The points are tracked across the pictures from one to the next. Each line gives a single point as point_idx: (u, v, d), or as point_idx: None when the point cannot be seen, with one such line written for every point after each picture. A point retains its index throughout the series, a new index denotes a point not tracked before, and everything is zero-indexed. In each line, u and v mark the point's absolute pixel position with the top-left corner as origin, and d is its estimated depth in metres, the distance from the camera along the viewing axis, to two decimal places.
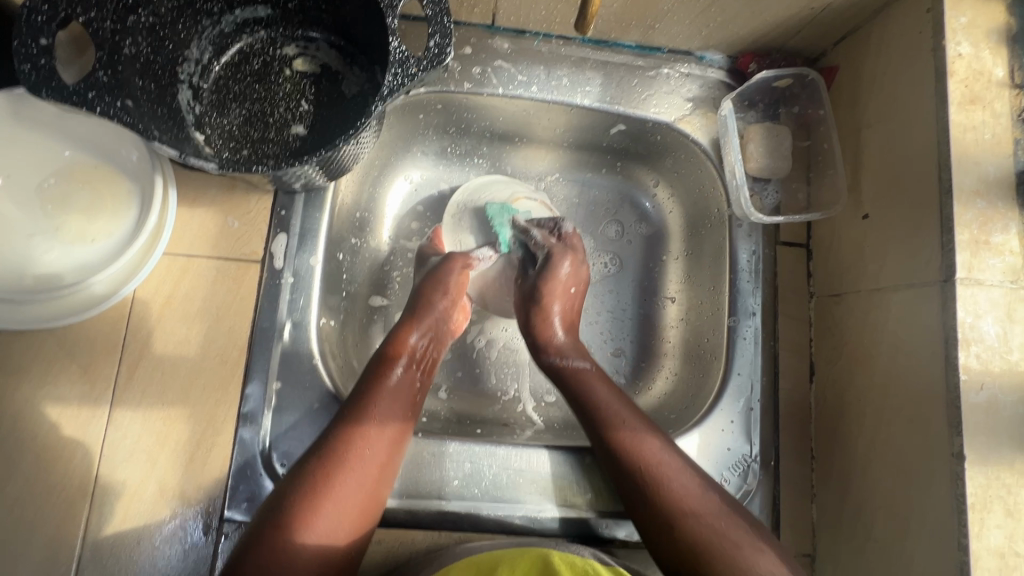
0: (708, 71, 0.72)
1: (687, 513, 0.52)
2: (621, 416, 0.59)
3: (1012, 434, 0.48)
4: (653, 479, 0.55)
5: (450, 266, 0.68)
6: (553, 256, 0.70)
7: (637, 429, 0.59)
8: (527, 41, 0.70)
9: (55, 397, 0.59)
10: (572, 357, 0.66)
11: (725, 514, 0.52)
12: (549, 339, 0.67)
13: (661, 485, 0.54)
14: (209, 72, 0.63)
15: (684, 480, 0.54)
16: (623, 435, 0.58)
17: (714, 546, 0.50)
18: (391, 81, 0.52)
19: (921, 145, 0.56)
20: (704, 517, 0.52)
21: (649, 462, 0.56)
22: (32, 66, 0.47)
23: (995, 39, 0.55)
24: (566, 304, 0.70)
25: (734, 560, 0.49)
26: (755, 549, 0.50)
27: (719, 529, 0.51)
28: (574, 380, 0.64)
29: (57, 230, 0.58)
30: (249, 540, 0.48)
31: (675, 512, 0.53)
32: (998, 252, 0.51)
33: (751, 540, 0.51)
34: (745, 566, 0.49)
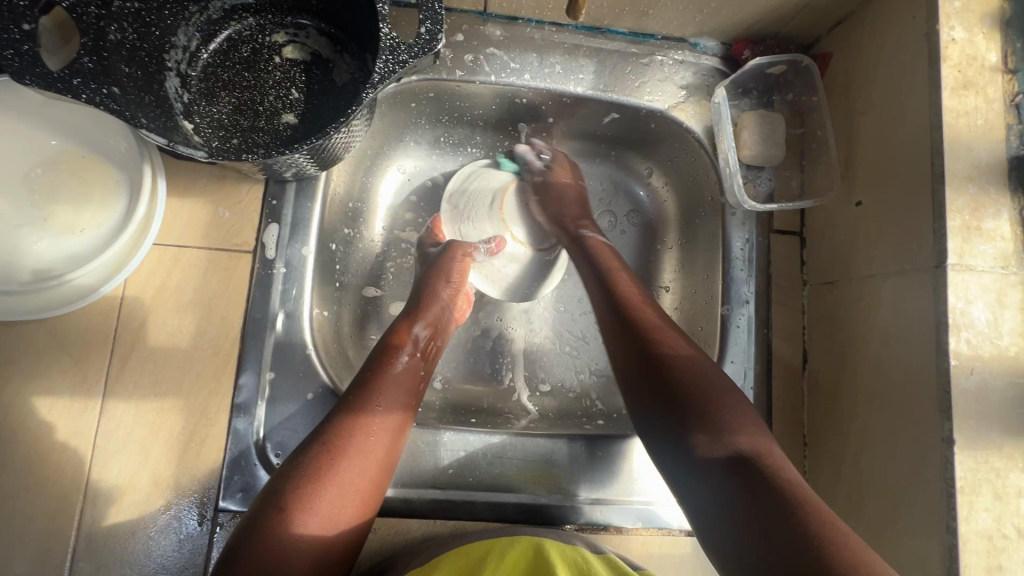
0: (703, 58, 0.71)
1: (682, 380, 0.52)
2: (632, 293, 0.61)
3: (1000, 418, 0.49)
4: (658, 344, 0.55)
5: (450, 258, 0.70)
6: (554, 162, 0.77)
7: (648, 309, 0.60)
8: (519, 28, 0.70)
9: (46, 389, 0.59)
10: (598, 234, 0.71)
11: (723, 385, 0.52)
12: (574, 217, 0.74)
13: (663, 353, 0.54)
14: (197, 59, 0.62)
15: (692, 357, 0.54)
16: (629, 300, 0.60)
17: (702, 408, 0.49)
18: (382, 68, 0.52)
19: (914, 130, 0.55)
20: (702, 386, 0.51)
21: (657, 333, 0.56)
22: (15, 52, 0.46)
23: (989, 24, 0.55)
24: (572, 195, 0.76)
25: (720, 425, 0.48)
26: (744, 422, 0.49)
27: (711, 397, 0.50)
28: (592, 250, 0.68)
29: (46, 221, 0.58)
30: (250, 523, 0.48)
31: (673, 372, 0.52)
32: (989, 238, 0.51)
33: (738, 408, 0.50)
34: (729, 433, 0.48)
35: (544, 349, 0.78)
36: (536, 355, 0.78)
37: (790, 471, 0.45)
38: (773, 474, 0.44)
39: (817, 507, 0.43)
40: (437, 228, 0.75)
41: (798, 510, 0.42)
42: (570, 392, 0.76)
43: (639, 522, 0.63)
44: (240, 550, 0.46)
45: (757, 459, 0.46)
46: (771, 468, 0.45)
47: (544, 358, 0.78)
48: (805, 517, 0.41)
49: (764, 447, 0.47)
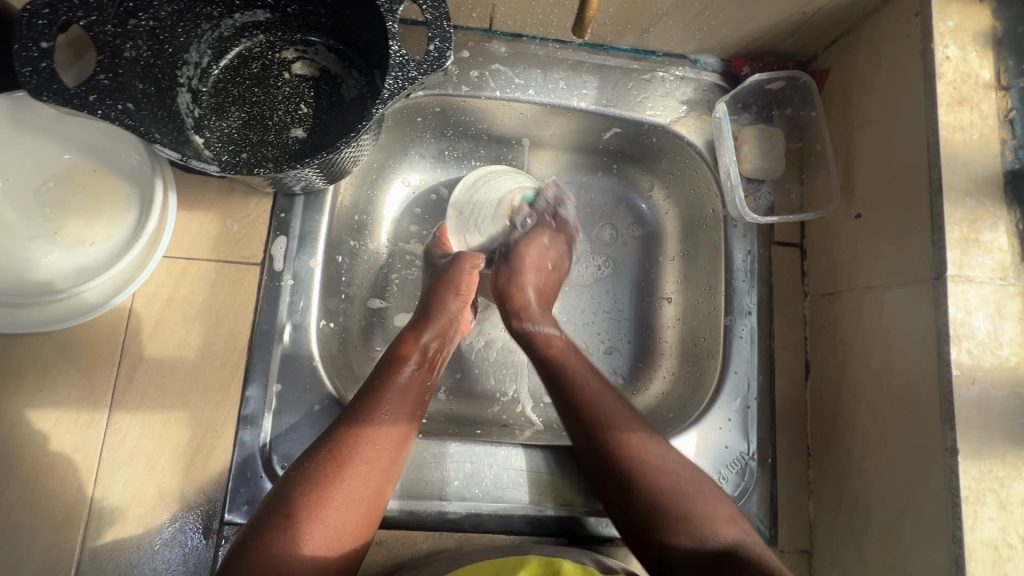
0: (703, 74, 0.73)
1: (642, 477, 0.53)
2: (592, 387, 0.60)
3: (1002, 427, 0.49)
4: (616, 440, 0.55)
5: (463, 266, 0.69)
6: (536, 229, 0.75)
7: (603, 390, 0.60)
8: (524, 44, 0.71)
9: (53, 402, 0.59)
10: (546, 324, 0.67)
11: (692, 479, 0.54)
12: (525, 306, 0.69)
13: (624, 460, 0.55)
14: (208, 75, 0.63)
15: (651, 441, 0.56)
16: (591, 394, 0.59)
17: (676, 507, 0.51)
18: (391, 85, 0.53)
19: (911, 145, 0.57)
20: (677, 492, 0.53)
21: (609, 416, 0.57)
22: (33, 69, 0.47)
23: (982, 42, 0.56)
24: (538, 277, 0.71)
25: (695, 524, 0.50)
26: (717, 511, 0.52)
27: (684, 497, 0.52)
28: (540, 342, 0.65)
29: (56, 234, 0.58)
30: (255, 531, 0.48)
31: (634, 478, 0.53)
32: (987, 250, 0.52)
33: (719, 514, 0.52)
34: (704, 527, 0.50)
35: None
36: None
37: (764, 554, 0.49)
38: (749, 563, 0.47)
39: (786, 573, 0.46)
40: (445, 238, 0.76)
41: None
42: None
43: None
44: (243, 557, 0.47)
45: (736, 552, 0.49)
46: (743, 559, 0.48)
47: None
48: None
49: (739, 535, 0.51)
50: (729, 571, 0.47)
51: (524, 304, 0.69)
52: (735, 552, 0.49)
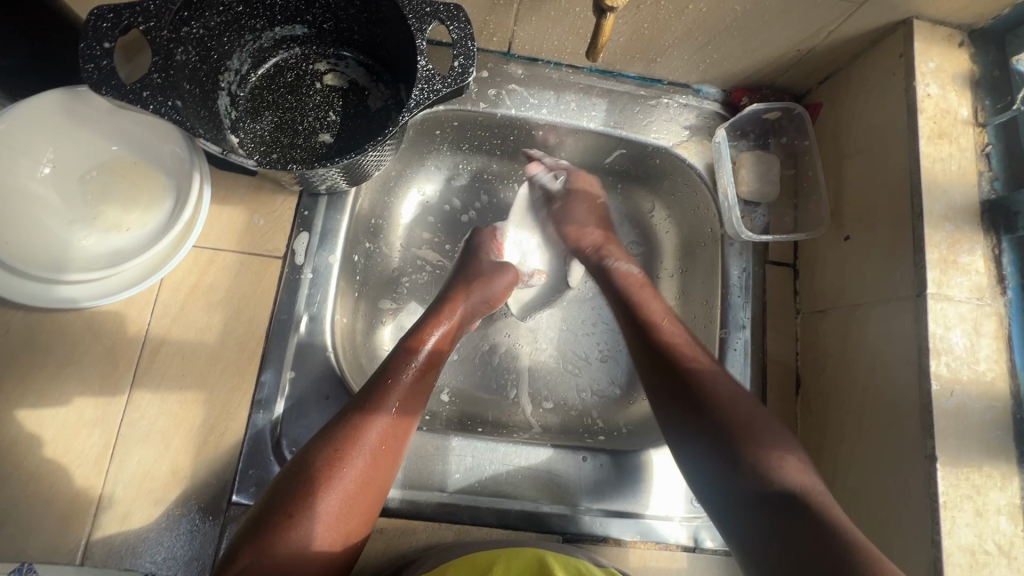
0: (704, 103, 0.78)
1: (719, 402, 0.56)
2: (677, 333, 0.64)
3: (978, 438, 0.52)
4: (707, 393, 0.57)
5: (507, 273, 0.76)
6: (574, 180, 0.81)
7: (676, 330, 0.65)
8: (539, 68, 0.76)
9: (78, 377, 0.62)
10: (622, 262, 0.75)
11: (764, 417, 0.55)
12: (600, 249, 0.77)
13: (704, 388, 0.57)
14: (246, 82, 0.69)
15: (730, 387, 0.57)
16: (668, 331, 0.64)
17: (739, 435, 0.53)
18: (417, 95, 0.57)
19: (896, 173, 0.61)
20: (741, 409, 0.55)
21: (704, 374, 0.59)
22: (95, 66, 0.51)
23: (960, 83, 0.62)
24: (597, 212, 0.82)
25: (764, 459, 0.51)
26: (788, 453, 0.52)
27: (750, 429, 0.53)
28: (622, 281, 0.72)
29: (95, 219, 0.62)
30: (258, 529, 0.49)
31: (706, 400, 0.56)
32: (964, 271, 0.56)
33: (784, 446, 0.53)
34: (776, 469, 0.51)
35: (547, 367, 0.81)
36: (541, 373, 0.81)
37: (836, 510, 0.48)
38: (818, 511, 0.47)
39: (864, 547, 0.44)
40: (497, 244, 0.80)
41: (841, 541, 0.44)
42: (572, 409, 0.79)
43: (636, 535, 0.65)
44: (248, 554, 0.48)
45: (803, 496, 0.48)
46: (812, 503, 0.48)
47: (548, 375, 0.81)
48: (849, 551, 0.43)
49: (811, 484, 0.50)
50: (786, 518, 0.47)
51: (597, 246, 0.78)
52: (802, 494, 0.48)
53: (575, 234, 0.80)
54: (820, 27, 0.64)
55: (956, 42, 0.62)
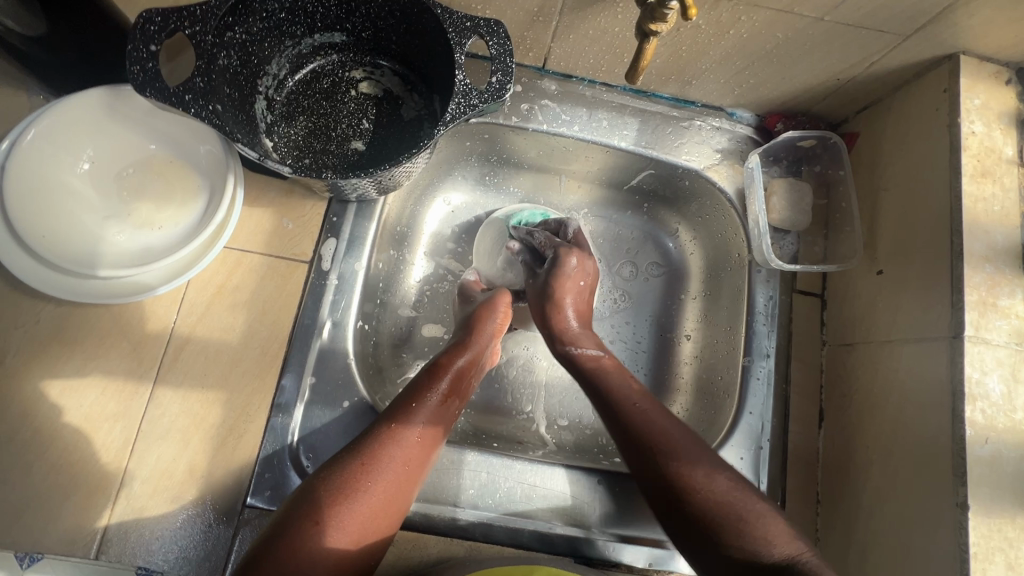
0: (737, 127, 0.77)
1: (700, 485, 0.52)
2: (651, 412, 0.59)
3: (1015, 489, 0.51)
4: (683, 469, 0.54)
5: (495, 309, 0.71)
6: (560, 255, 0.70)
7: (651, 411, 0.59)
8: (573, 85, 0.76)
9: (102, 372, 0.62)
10: (588, 346, 0.68)
11: (744, 494, 0.52)
12: (563, 330, 0.69)
13: (687, 471, 0.53)
14: (283, 86, 0.69)
15: (710, 468, 0.54)
16: (642, 415, 0.58)
17: (722, 512, 0.51)
18: (454, 109, 0.57)
19: (935, 210, 0.60)
20: (719, 494, 0.52)
21: (677, 452, 0.55)
22: (141, 68, 0.52)
23: (1006, 121, 0.60)
24: (577, 298, 0.71)
25: (750, 532, 0.49)
26: (771, 522, 0.50)
27: (734, 510, 0.50)
28: (586, 363, 0.66)
29: (129, 215, 0.63)
30: (282, 532, 0.48)
31: (691, 486, 0.53)
32: (1004, 315, 0.55)
33: (769, 519, 0.50)
34: (761, 541, 0.49)
35: (564, 384, 0.80)
36: (556, 390, 0.80)
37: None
38: None
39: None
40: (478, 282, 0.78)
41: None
42: (587, 428, 0.78)
43: (650, 563, 0.64)
44: (269, 554, 0.47)
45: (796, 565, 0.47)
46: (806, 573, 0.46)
47: (564, 393, 0.80)
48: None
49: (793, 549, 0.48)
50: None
51: (563, 326, 0.69)
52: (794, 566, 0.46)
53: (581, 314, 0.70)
54: (861, 58, 0.63)
55: (1003, 79, 0.61)
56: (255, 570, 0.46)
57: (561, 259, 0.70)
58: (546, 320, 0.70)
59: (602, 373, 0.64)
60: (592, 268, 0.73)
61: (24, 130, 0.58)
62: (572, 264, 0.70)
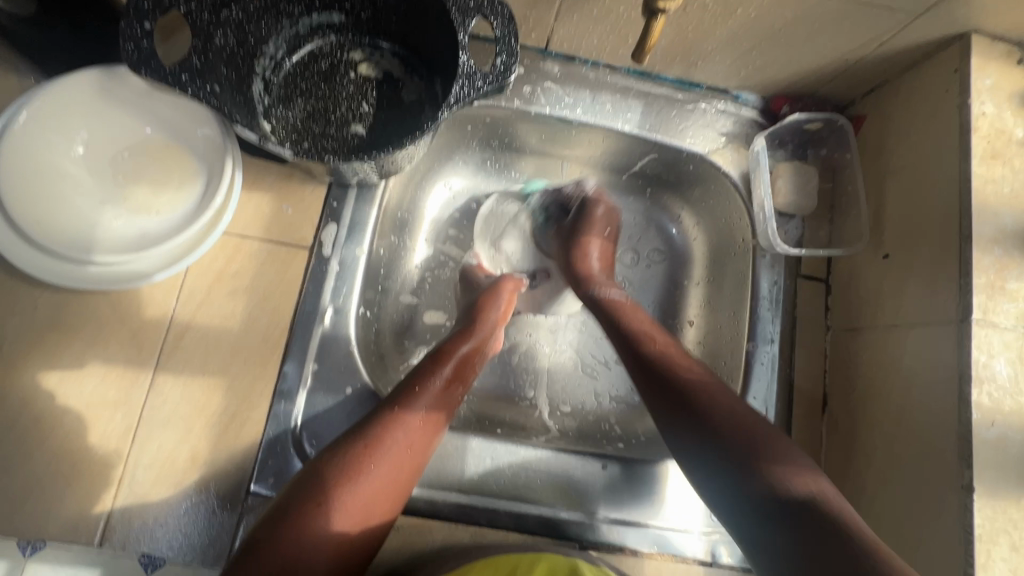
0: (743, 110, 0.76)
1: (724, 427, 0.53)
2: (673, 353, 0.61)
3: (1020, 471, 0.51)
4: (703, 401, 0.55)
5: (498, 297, 0.71)
6: (589, 203, 0.78)
7: (684, 362, 0.60)
8: (576, 67, 0.74)
9: (102, 359, 0.61)
10: (610, 288, 0.72)
11: (765, 427, 0.53)
12: (589, 275, 0.74)
13: (706, 403, 0.55)
14: (280, 68, 0.67)
15: (731, 403, 0.55)
16: (664, 354, 0.61)
17: (744, 451, 0.51)
18: (458, 92, 0.56)
19: (943, 193, 0.59)
20: (739, 424, 0.53)
21: (700, 392, 0.56)
22: (135, 46, 0.50)
23: (1017, 102, 0.59)
24: (601, 247, 0.77)
25: (771, 462, 0.49)
26: (795, 462, 0.50)
27: (754, 440, 0.51)
28: (609, 305, 0.69)
29: (125, 200, 0.62)
30: (284, 514, 0.48)
31: (718, 425, 0.53)
32: (1012, 298, 0.54)
33: (790, 452, 0.51)
34: (783, 479, 0.48)
35: (567, 370, 0.80)
36: (560, 376, 0.80)
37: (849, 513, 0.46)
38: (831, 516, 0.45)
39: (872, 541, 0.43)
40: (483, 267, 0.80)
41: (849, 539, 0.43)
42: (590, 414, 0.78)
43: (654, 547, 0.64)
44: (267, 537, 0.47)
45: (817, 504, 0.46)
46: (825, 511, 0.46)
47: (566, 379, 0.80)
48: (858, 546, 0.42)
49: (813, 481, 0.48)
50: (800, 530, 0.45)
51: (591, 272, 0.74)
52: (816, 503, 0.46)
53: (603, 259, 0.76)
54: (871, 37, 0.62)
55: (1015, 59, 0.60)
56: (255, 553, 0.46)
57: (591, 206, 0.78)
58: (574, 265, 0.75)
59: (624, 317, 0.66)
60: (613, 219, 0.79)
61: (18, 111, 0.56)
62: (599, 212, 0.78)
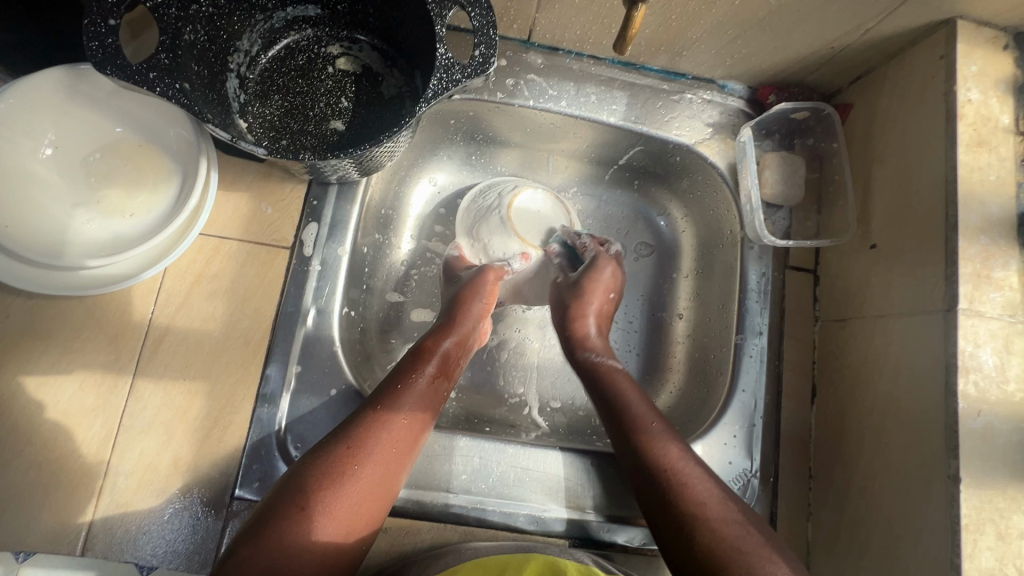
0: (729, 100, 0.75)
1: (710, 518, 0.52)
2: (650, 419, 0.60)
3: (1006, 460, 0.51)
4: (682, 492, 0.54)
5: (481, 289, 0.69)
6: (599, 261, 0.73)
7: (666, 437, 0.59)
8: (559, 58, 0.73)
9: (80, 366, 0.60)
10: (603, 355, 0.68)
11: (740, 517, 0.53)
12: (585, 339, 0.69)
13: (685, 492, 0.54)
14: (256, 64, 0.66)
15: (711, 493, 0.54)
16: (641, 419, 0.60)
17: (718, 539, 0.50)
18: (435, 85, 0.54)
19: (929, 182, 0.59)
20: (716, 517, 0.52)
21: (681, 480, 0.55)
22: (99, 44, 0.48)
23: (1003, 89, 0.59)
24: (601, 306, 0.72)
25: (746, 562, 0.48)
26: (776, 562, 0.49)
27: (733, 539, 0.50)
28: (605, 375, 0.66)
29: (98, 203, 0.60)
30: (268, 520, 0.47)
31: (696, 522, 0.52)
32: (998, 287, 0.54)
33: (763, 546, 0.50)
34: (751, 565, 0.48)
35: (557, 366, 0.79)
36: (549, 372, 0.79)
37: None
38: None
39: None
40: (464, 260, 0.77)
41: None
42: (580, 410, 0.77)
43: (645, 542, 0.64)
44: (250, 544, 0.46)
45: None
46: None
47: (556, 375, 0.79)
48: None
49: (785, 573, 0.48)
50: None
51: (585, 334, 0.70)
52: None
53: (598, 321, 0.71)
54: (856, 24, 0.61)
55: (1001, 45, 0.60)
56: (238, 559, 0.45)
57: (598, 264, 0.73)
58: (568, 325, 0.71)
59: (611, 379, 0.65)
60: (618, 282, 0.74)
61: None
62: (605, 274, 0.72)
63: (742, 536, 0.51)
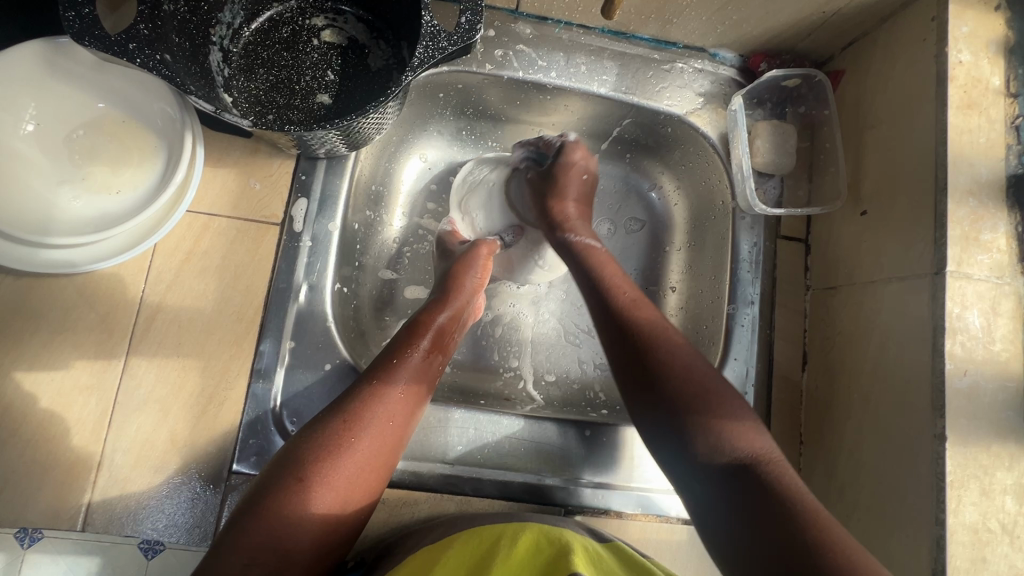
0: (720, 69, 0.74)
1: (680, 384, 0.53)
2: (629, 299, 0.61)
3: (992, 419, 0.52)
4: (654, 348, 0.56)
5: (473, 264, 0.69)
6: (568, 145, 0.73)
7: (643, 308, 0.60)
8: (548, 27, 0.72)
9: (72, 346, 0.60)
10: (586, 237, 0.69)
11: (719, 387, 0.53)
12: (566, 220, 0.71)
13: (661, 358, 0.55)
14: (239, 37, 0.64)
15: (686, 362, 0.55)
16: (621, 301, 0.60)
17: (692, 405, 0.52)
18: (421, 54, 0.53)
19: (919, 145, 0.59)
20: (695, 379, 0.53)
21: (654, 337, 0.57)
22: (76, 14, 0.47)
23: (994, 50, 0.58)
24: (578, 191, 0.74)
25: (719, 433, 0.50)
26: (742, 422, 0.51)
27: (707, 404, 0.52)
28: (583, 254, 0.67)
29: (83, 181, 0.60)
30: (267, 491, 0.48)
31: (670, 376, 0.54)
32: (986, 248, 0.55)
33: (740, 417, 0.51)
34: (727, 438, 0.49)
35: (549, 340, 0.80)
36: (543, 346, 0.79)
37: (793, 482, 0.46)
38: (768, 480, 0.46)
39: (818, 519, 0.44)
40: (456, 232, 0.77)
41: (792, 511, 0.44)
42: (574, 382, 0.78)
43: (639, 508, 0.65)
44: (251, 515, 0.47)
45: (756, 466, 0.47)
46: (765, 473, 0.47)
47: (550, 348, 0.79)
48: (813, 537, 0.42)
49: (763, 449, 0.49)
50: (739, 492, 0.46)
51: (567, 216, 0.71)
52: (755, 464, 0.47)
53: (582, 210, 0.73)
54: None
55: (993, 5, 0.59)
56: (239, 529, 0.46)
57: (569, 150, 0.73)
58: (550, 211, 0.72)
59: (594, 267, 0.65)
60: (592, 164, 0.75)
61: None
62: (576, 156, 0.73)
63: (721, 406, 0.52)
